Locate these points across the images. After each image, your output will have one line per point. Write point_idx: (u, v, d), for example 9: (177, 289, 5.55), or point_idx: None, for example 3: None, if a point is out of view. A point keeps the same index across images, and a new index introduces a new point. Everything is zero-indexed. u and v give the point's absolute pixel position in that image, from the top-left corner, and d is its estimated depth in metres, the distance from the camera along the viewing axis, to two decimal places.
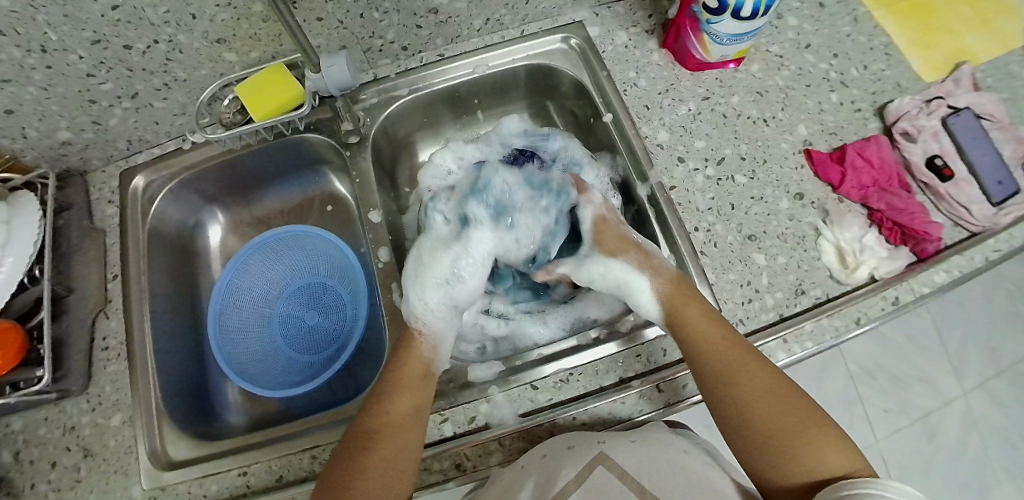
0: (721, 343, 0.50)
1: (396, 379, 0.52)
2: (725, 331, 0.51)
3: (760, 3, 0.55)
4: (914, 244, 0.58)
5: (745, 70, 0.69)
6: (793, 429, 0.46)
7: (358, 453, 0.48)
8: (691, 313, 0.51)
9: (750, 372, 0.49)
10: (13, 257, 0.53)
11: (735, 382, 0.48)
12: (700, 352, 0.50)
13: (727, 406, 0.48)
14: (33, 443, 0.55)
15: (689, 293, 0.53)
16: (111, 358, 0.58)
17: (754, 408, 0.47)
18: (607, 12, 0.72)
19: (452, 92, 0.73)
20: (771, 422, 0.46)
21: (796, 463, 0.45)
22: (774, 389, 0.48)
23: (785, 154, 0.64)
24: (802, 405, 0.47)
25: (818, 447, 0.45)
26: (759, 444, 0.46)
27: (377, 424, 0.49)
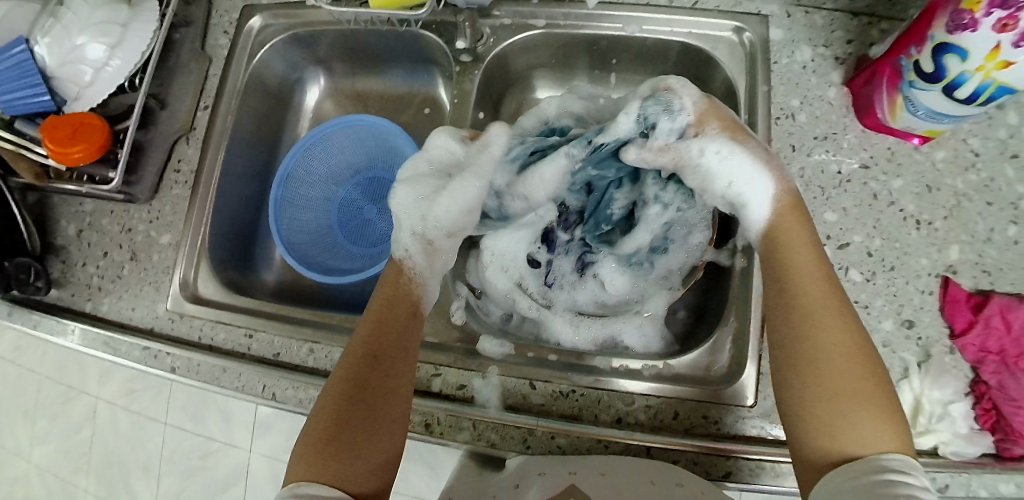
0: (832, 300, 0.44)
1: (389, 343, 0.49)
2: (830, 281, 0.45)
3: (985, 91, 0.45)
4: (1001, 438, 0.50)
5: (928, 153, 0.57)
6: (850, 408, 0.39)
7: (346, 418, 0.43)
8: (803, 251, 0.46)
9: (840, 325, 0.42)
10: (119, 62, 0.57)
11: (813, 315, 0.43)
12: (792, 285, 0.45)
13: (812, 315, 0.43)
14: (100, 228, 0.63)
15: (802, 216, 0.49)
16: (179, 182, 0.63)
17: (820, 366, 0.41)
18: (801, 18, 0.60)
19: (593, 42, 0.65)
20: (835, 379, 0.40)
21: (845, 429, 0.39)
22: (858, 349, 0.42)
23: (920, 270, 0.55)
24: (883, 389, 0.40)
25: (879, 432, 0.38)
26: (802, 375, 0.42)
27: (370, 387, 0.45)
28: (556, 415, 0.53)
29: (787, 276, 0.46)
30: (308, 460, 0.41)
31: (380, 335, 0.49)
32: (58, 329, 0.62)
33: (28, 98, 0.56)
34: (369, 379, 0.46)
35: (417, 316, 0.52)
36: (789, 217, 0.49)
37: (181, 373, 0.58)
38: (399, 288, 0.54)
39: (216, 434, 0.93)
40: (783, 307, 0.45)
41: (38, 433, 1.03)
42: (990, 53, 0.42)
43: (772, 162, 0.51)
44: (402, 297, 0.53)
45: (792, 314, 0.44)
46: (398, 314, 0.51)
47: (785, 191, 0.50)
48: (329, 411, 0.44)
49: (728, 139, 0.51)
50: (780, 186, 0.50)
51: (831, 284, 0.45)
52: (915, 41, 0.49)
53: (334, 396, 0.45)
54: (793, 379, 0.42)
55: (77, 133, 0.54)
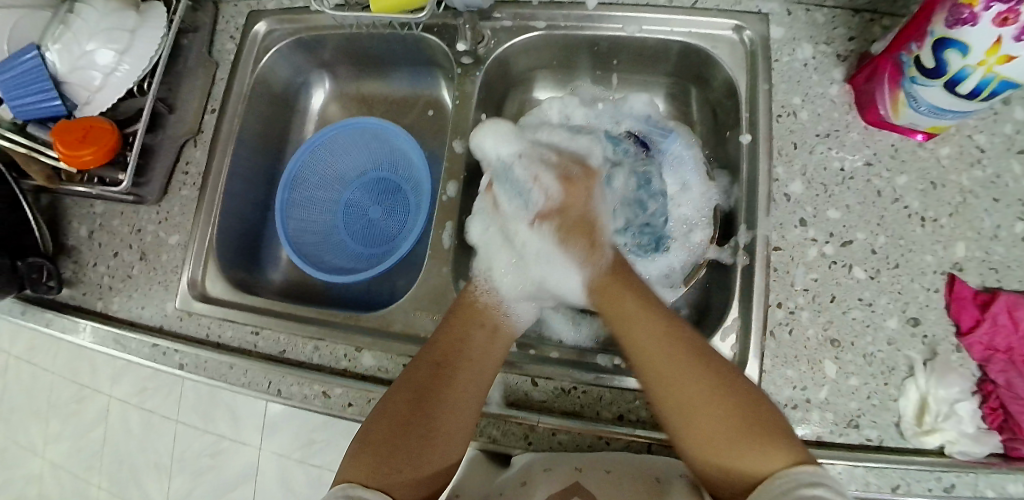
0: (658, 335, 0.47)
1: (465, 358, 0.50)
2: (670, 326, 0.48)
3: (987, 86, 0.45)
4: (1009, 438, 0.50)
5: (932, 149, 0.57)
6: (732, 440, 0.41)
7: (409, 426, 0.45)
8: (639, 311, 0.49)
9: (687, 370, 0.45)
10: (128, 66, 0.58)
11: (662, 369, 0.45)
12: (635, 346, 0.48)
13: (663, 376, 0.45)
14: (110, 229, 0.65)
15: (622, 282, 0.53)
16: (187, 183, 0.65)
17: (694, 414, 0.43)
18: (802, 16, 0.60)
19: (594, 42, 0.65)
20: (711, 421, 0.42)
21: (739, 455, 0.40)
22: (719, 384, 0.43)
23: (924, 268, 0.54)
24: (759, 414, 0.42)
25: (766, 458, 0.39)
26: (669, 415, 0.44)
27: (439, 397, 0.47)
28: (557, 412, 0.53)
29: (631, 349, 0.48)
30: (362, 458, 0.43)
31: (449, 343, 0.50)
32: (69, 327, 0.63)
33: (40, 103, 0.57)
34: (432, 387, 0.47)
35: (498, 337, 0.52)
36: (611, 289, 0.52)
37: (189, 370, 0.59)
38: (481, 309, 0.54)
39: (225, 433, 0.95)
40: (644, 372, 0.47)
41: (51, 432, 1.05)
42: (991, 47, 0.42)
43: (584, 247, 0.54)
44: (477, 322, 0.52)
45: (647, 371, 0.46)
46: (480, 332, 0.52)
47: (605, 260, 0.54)
48: (393, 415, 0.46)
49: (559, 242, 0.55)
50: (589, 273, 0.54)
51: (658, 315, 0.48)
52: (916, 37, 0.48)
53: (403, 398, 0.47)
54: (673, 421, 0.44)
55: (88, 136, 0.56)
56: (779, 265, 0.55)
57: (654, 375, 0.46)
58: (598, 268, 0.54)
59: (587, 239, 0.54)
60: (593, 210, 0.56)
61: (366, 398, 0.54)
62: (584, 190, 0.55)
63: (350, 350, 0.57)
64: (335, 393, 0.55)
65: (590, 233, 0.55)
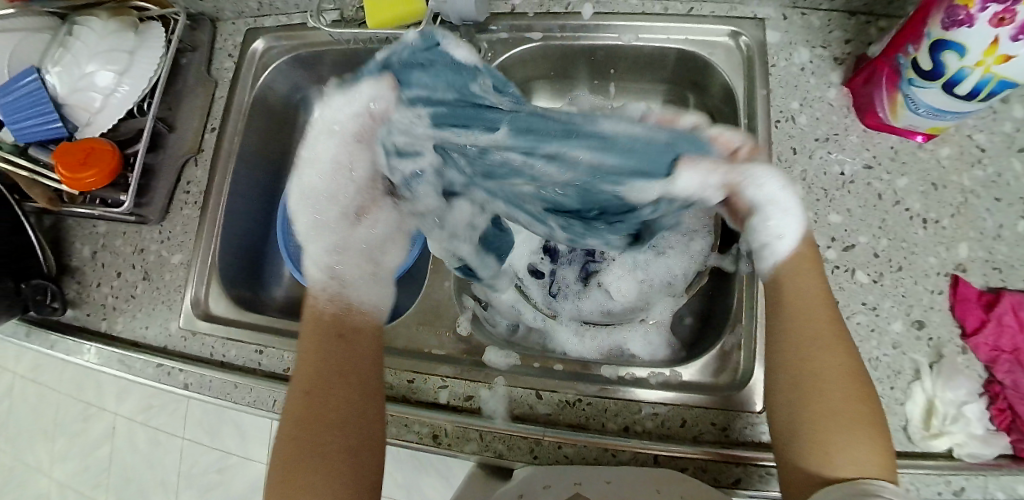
0: (824, 318, 0.46)
1: (333, 360, 0.49)
2: (834, 315, 0.46)
3: (986, 86, 0.45)
4: (1017, 438, 0.50)
5: (932, 151, 0.57)
6: (846, 435, 0.41)
7: (310, 463, 0.44)
8: (803, 283, 0.47)
9: (844, 350, 0.44)
10: (127, 87, 0.58)
11: (808, 339, 0.45)
12: (792, 306, 0.47)
13: (810, 349, 0.45)
14: (113, 249, 0.65)
15: (815, 257, 0.49)
16: (188, 202, 0.65)
17: (824, 391, 0.43)
18: (798, 20, 0.60)
19: (591, 52, 0.65)
20: (823, 410, 0.42)
21: (835, 451, 0.41)
22: (858, 376, 0.44)
23: (928, 270, 0.54)
24: (870, 410, 0.43)
25: (866, 456, 0.40)
26: (800, 396, 0.43)
27: (326, 420, 0.46)
28: (564, 425, 0.53)
29: (779, 307, 0.48)
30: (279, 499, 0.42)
31: (317, 364, 0.49)
32: (73, 348, 0.63)
33: (41, 126, 0.58)
34: (317, 395, 0.47)
35: (367, 333, 0.52)
36: (804, 264, 0.48)
37: (194, 389, 0.59)
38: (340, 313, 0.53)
39: (232, 448, 0.95)
40: (785, 339, 0.46)
41: (58, 451, 1.05)
42: (988, 48, 0.42)
43: (766, 210, 0.51)
44: (322, 318, 0.52)
45: (795, 335, 0.46)
46: (334, 341, 0.51)
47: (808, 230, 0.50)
48: (283, 452, 0.45)
49: (663, 171, 0.51)
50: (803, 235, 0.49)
51: (824, 304, 0.47)
52: (912, 39, 0.49)
53: (286, 441, 0.45)
54: (785, 402, 0.44)
55: (89, 158, 0.56)
56: None
57: (796, 356, 0.45)
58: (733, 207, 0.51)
59: (692, 141, 0.53)
60: (677, 122, 0.56)
61: None
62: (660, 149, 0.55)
63: None
64: None
65: (686, 132, 0.54)
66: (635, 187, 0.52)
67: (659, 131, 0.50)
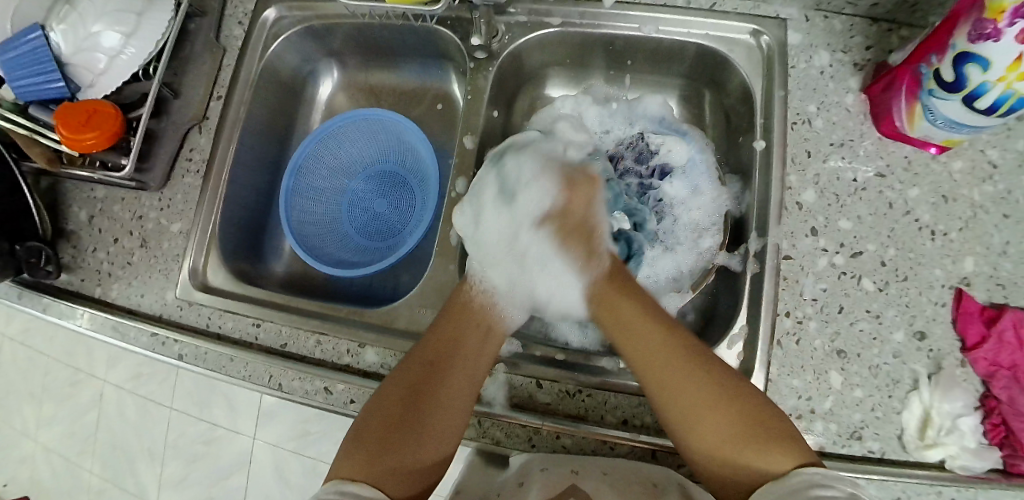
0: (664, 335, 0.48)
1: (456, 359, 0.50)
2: (670, 326, 0.48)
3: (1004, 102, 0.45)
4: (1010, 454, 0.50)
5: (945, 163, 0.57)
6: (740, 441, 0.41)
7: (401, 424, 0.45)
8: (637, 315, 0.50)
9: (680, 361, 0.46)
10: (134, 50, 0.56)
11: (664, 373, 0.46)
12: (636, 350, 0.48)
13: (668, 375, 0.45)
14: (111, 214, 0.64)
15: (623, 289, 0.53)
16: (191, 170, 0.63)
17: (701, 411, 0.43)
18: (821, 23, 0.60)
19: (609, 42, 0.64)
20: (712, 424, 0.42)
21: (754, 457, 0.40)
22: (712, 381, 0.44)
23: (933, 281, 0.54)
24: (756, 409, 0.42)
25: (771, 456, 0.39)
26: (680, 421, 0.44)
27: (434, 395, 0.47)
28: (562, 415, 0.53)
29: (628, 340, 0.49)
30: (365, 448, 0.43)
31: (443, 346, 0.50)
32: (67, 313, 0.62)
33: (42, 84, 0.56)
34: (427, 389, 0.47)
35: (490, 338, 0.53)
36: (611, 294, 0.52)
37: (188, 361, 0.58)
38: (475, 309, 0.54)
39: (221, 421, 0.94)
40: (646, 375, 0.47)
41: (43, 415, 1.04)
42: (1013, 63, 0.42)
43: (582, 253, 0.55)
44: (466, 324, 0.52)
45: (652, 380, 0.46)
46: (473, 335, 0.52)
47: (604, 263, 0.55)
48: (384, 410, 0.46)
49: (560, 243, 0.56)
50: (588, 280, 0.55)
51: (660, 320, 0.49)
52: (936, 49, 0.48)
53: (390, 402, 0.46)
54: (681, 430, 0.44)
55: (91, 120, 0.54)
56: (789, 274, 0.55)
57: (664, 388, 0.45)
58: (596, 275, 0.55)
59: (586, 245, 0.55)
60: (594, 217, 0.56)
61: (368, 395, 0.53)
62: (584, 195, 0.56)
63: (354, 345, 0.56)
64: (337, 389, 0.54)
65: (589, 238, 0.56)
66: (538, 247, 0.56)
67: (561, 226, 0.56)
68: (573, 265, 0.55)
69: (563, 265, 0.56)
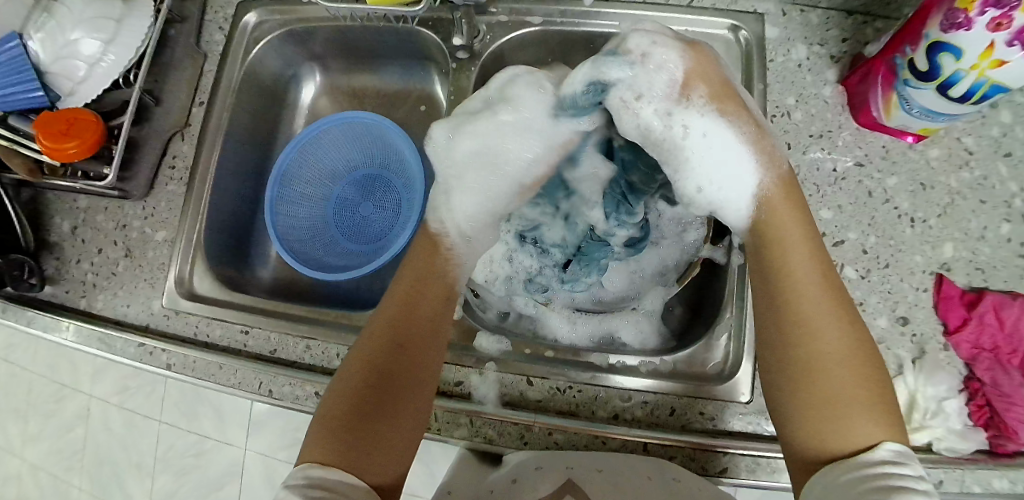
0: (815, 265, 0.43)
1: (416, 337, 0.47)
2: (826, 272, 0.44)
3: (978, 90, 0.46)
4: (994, 434, 0.51)
5: (922, 152, 0.58)
6: (848, 407, 0.38)
7: (368, 413, 0.42)
8: (787, 223, 0.45)
9: (830, 305, 0.42)
10: (113, 57, 0.56)
11: (806, 304, 0.42)
12: (781, 266, 0.44)
13: (803, 318, 0.41)
14: (94, 224, 0.63)
15: (796, 197, 0.48)
16: (174, 178, 0.63)
17: (824, 366, 0.40)
18: (797, 17, 0.61)
19: (590, 40, 0.65)
20: (837, 374, 0.39)
21: (851, 426, 0.38)
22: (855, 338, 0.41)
23: (914, 268, 0.55)
24: (879, 377, 0.40)
25: (876, 426, 0.38)
26: (794, 368, 0.41)
27: (399, 383, 0.44)
28: (553, 412, 0.53)
29: (783, 258, 0.44)
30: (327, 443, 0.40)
31: (404, 325, 0.47)
32: (50, 326, 0.61)
33: (22, 94, 0.55)
34: (389, 380, 0.44)
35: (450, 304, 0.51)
36: (780, 202, 0.47)
37: (177, 370, 0.57)
38: (420, 282, 0.51)
39: (211, 432, 0.93)
40: (781, 304, 0.43)
41: (29, 432, 1.03)
42: (984, 52, 0.43)
43: (767, 149, 0.49)
44: (427, 298, 0.50)
45: (789, 308, 0.42)
46: (428, 305, 0.50)
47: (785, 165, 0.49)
48: (342, 402, 0.43)
49: (715, 112, 0.49)
50: (770, 166, 0.48)
51: (812, 252, 0.44)
52: (910, 40, 0.49)
53: (350, 393, 0.43)
54: (786, 385, 0.41)
55: (72, 128, 0.54)
56: None
57: (801, 333, 0.41)
58: (775, 171, 0.48)
59: (736, 103, 0.49)
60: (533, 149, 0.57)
61: None
62: (770, 145, 0.49)
63: (343, 349, 0.56)
64: None
65: (734, 97, 0.50)
66: (694, 119, 0.49)
67: (702, 81, 0.49)
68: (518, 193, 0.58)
69: (725, 141, 0.48)
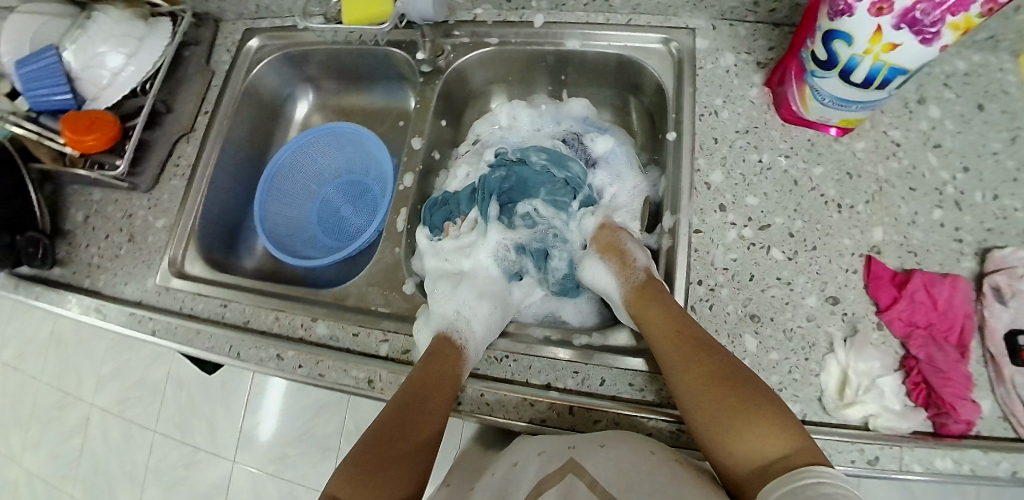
0: (673, 337, 0.50)
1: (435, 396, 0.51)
2: (685, 330, 0.50)
3: (878, 73, 0.50)
4: (935, 413, 0.50)
5: (848, 144, 0.61)
6: (739, 433, 0.43)
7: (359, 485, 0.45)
8: (655, 306, 0.53)
9: (700, 362, 0.48)
10: (134, 68, 0.66)
11: (682, 367, 0.48)
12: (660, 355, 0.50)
13: (683, 380, 0.48)
14: (103, 215, 0.71)
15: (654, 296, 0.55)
16: (178, 175, 0.72)
17: (704, 406, 0.46)
18: (726, 29, 0.67)
19: (540, 57, 0.73)
20: (725, 420, 0.44)
21: (760, 453, 0.42)
22: (721, 377, 0.46)
23: (841, 250, 0.57)
24: (757, 395, 0.45)
25: (768, 440, 0.42)
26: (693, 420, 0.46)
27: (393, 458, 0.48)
28: (490, 378, 0.55)
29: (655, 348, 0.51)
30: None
31: (410, 401, 0.51)
32: (58, 300, 0.67)
33: (53, 96, 0.65)
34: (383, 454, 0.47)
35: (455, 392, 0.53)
36: (639, 302, 0.55)
37: (160, 335, 0.63)
38: (440, 360, 0.54)
39: (202, 444, 1.04)
40: (670, 369, 0.49)
41: (29, 440, 1.15)
42: (873, 36, 0.47)
43: (618, 262, 0.60)
44: (438, 370, 0.53)
45: (674, 377, 0.48)
46: (439, 387, 0.52)
47: (638, 274, 0.58)
48: (349, 469, 0.47)
49: (598, 257, 0.62)
50: (625, 284, 0.58)
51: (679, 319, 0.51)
52: (809, 34, 0.54)
53: (358, 459, 0.47)
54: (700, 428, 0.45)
55: (92, 125, 0.63)
56: (700, 246, 0.58)
57: (683, 394, 0.47)
58: (630, 282, 0.58)
59: (620, 259, 0.60)
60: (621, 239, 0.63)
61: (316, 360, 0.57)
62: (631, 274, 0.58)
63: (307, 320, 0.60)
64: (288, 355, 0.58)
65: (621, 254, 0.61)
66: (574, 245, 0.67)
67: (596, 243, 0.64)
68: (611, 276, 0.60)
69: (603, 272, 0.61)
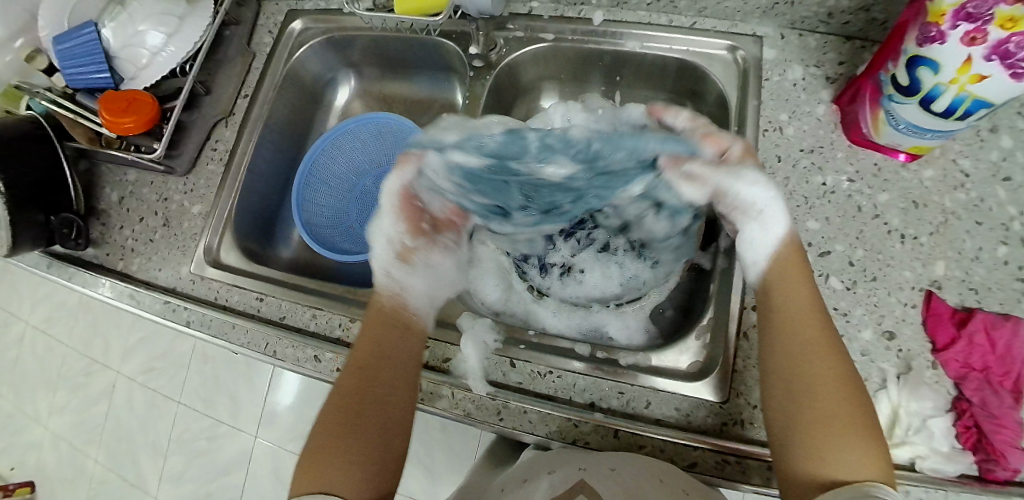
0: (811, 328, 0.47)
1: (385, 359, 0.52)
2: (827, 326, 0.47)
3: (961, 104, 0.47)
4: (982, 458, 0.49)
5: (916, 172, 0.58)
6: (828, 437, 0.42)
7: (341, 437, 0.48)
8: (797, 282, 0.48)
9: (830, 357, 0.45)
10: (173, 48, 0.64)
11: (803, 348, 0.46)
12: (788, 319, 0.48)
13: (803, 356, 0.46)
14: (138, 196, 0.70)
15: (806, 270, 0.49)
16: (214, 159, 0.70)
17: (814, 394, 0.44)
18: (795, 40, 0.64)
19: (597, 56, 0.70)
20: (820, 416, 0.43)
21: (830, 459, 0.41)
22: (847, 381, 0.44)
23: (902, 283, 0.55)
24: (870, 414, 0.43)
25: (861, 457, 0.41)
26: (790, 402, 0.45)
27: (368, 405, 0.50)
28: (531, 394, 0.55)
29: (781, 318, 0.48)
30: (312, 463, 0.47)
31: (369, 350, 0.53)
32: (91, 282, 0.67)
33: (91, 74, 0.63)
34: (356, 404, 0.50)
35: (415, 335, 0.55)
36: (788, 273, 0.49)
37: (194, 327, 0.62)
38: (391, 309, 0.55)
39: (224, 419, 1.06)
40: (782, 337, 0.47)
41: (56, 403, 1.17)
42: (962, 65, 0.44)
43: (702, 216, 0.56)
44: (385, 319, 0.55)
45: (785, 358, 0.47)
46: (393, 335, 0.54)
47: (734, 237, 0.54)
48: (329, 424, 0.49)
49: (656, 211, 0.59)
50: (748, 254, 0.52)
51: (817, 311, 0.48)
52: (891, 57, 0.51)
53: (337, 409, 0.50)
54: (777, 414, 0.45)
55: (131, 106, 0.61)
56: None
57: (783, 381, 0.46)
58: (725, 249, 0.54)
59: (710, 210, 0.57)
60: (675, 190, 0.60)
61: None
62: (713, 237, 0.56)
63: (345, 320, 0.60)
64: (326, 358, 0.57)
65: (711, 205, 0.58)
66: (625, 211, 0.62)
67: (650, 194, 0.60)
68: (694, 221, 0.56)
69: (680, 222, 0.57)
